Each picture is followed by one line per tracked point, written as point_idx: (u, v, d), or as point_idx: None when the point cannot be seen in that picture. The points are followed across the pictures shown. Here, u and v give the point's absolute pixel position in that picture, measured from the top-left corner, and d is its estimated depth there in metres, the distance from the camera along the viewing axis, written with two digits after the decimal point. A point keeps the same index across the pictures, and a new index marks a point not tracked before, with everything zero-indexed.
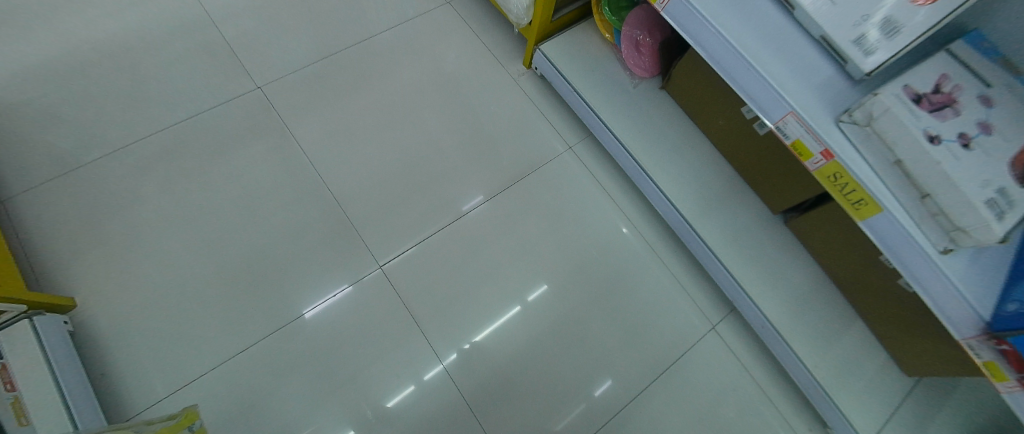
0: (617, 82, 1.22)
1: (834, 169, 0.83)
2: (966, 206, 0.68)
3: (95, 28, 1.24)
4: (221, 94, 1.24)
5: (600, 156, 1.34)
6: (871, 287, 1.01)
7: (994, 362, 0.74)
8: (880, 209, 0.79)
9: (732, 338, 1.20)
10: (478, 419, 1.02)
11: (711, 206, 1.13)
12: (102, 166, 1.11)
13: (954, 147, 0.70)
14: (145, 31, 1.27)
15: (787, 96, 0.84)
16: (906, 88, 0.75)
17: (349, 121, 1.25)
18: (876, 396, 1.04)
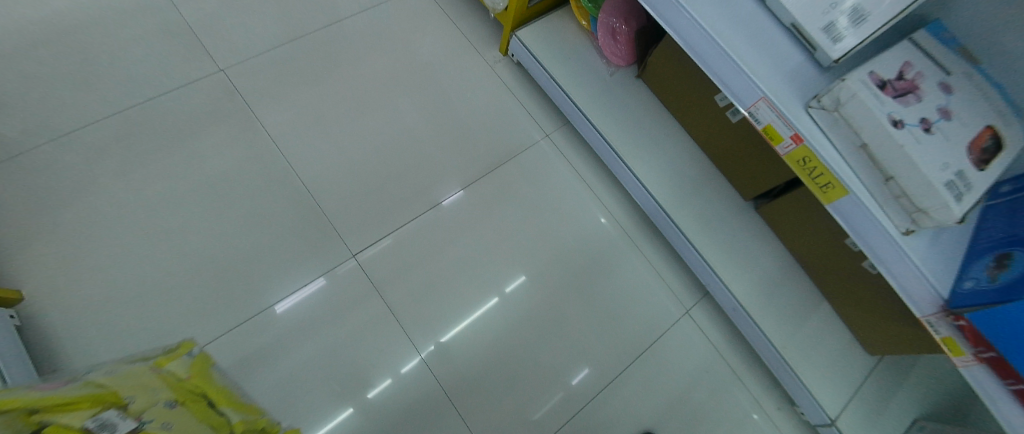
0: (595, 71, 1.28)
1: (802, 153, 0.75)
2: (929, 188, 0.63)
3: (36, 6, 1.19)
4: (179, 77, 1.22)
5: (576, 143, 1.39)
6: (833, 270, 1.03)
7: (952, 338, 0.69)
8: (847, 191, 0.72)
9: (703, 320, 1.25)
10: (457, 407, 1.06)
11: (685, 193, 1.18)
12: (48, 154, 1.07)
13: (916, 131, 0.65)
14: (95, 10, 1.23)
15: (758, 83, 0.76)
16: (872, 75, 0.69)
17: (321, 105, 1.27)
18: (844, 378, 1.07)
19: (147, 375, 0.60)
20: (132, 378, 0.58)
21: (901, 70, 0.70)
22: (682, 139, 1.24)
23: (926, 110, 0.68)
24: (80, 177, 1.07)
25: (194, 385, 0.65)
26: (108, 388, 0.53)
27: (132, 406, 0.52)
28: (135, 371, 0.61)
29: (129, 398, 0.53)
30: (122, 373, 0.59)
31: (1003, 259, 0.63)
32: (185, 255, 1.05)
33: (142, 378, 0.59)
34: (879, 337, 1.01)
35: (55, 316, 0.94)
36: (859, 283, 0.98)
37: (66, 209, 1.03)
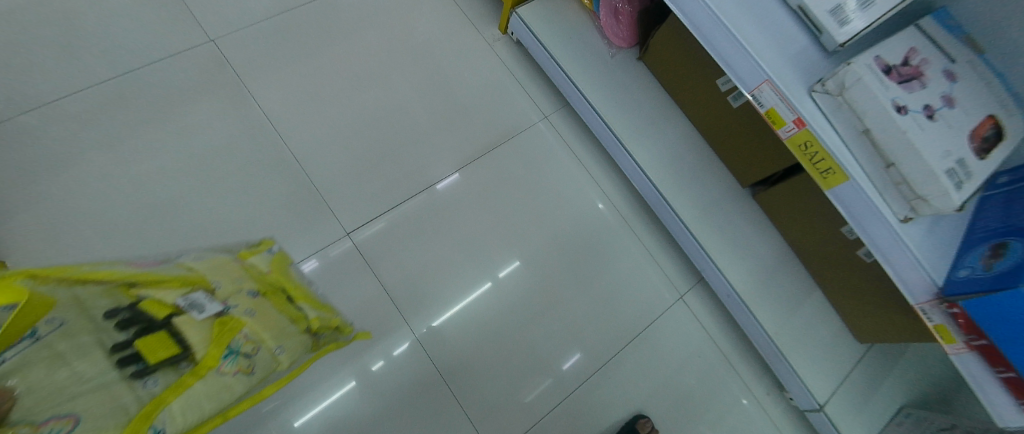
0: (595, 51, 1.26)
1: (804, 137, 0.74)
2: (929, 175, 0.62)
3: None
4: (166, 47, 1.18)
5: (574, 126, 1.37)
6: (828, 259, 1.03)
7: (944, 326, 0.71)
8: (847, 177, 0.71)
9: (697, 306, 1.26)
10: (450, 387, 1.07)
11: (683, 178, 1.17)
12: (32, 123, 1.04)
13: (919, 118, 0.64)
14: None
15: (762, 65, 0.75)
16: (878, 59, 0.67)
17: (314, 80, 1.24)
18: (834, 365, 1.08)
19: (234, 267, 0.85)
20: (223, 268, 0.83)
21: (907, 56, 0.68)
22: (682, 124, 1.23)
23: (930, 97, 0.66)
24: (65, 148, 1.04)
25: (275, 289, 0.88)
26: (199, 273, 0.77)
27: (216, 293, 0.74)
28: (228, 261, 0.87)
29: (214, 287, 0.75)
30: (212, 268, 0.80)
31: (999, 248, 0.63)
32: (175, 230, 1.04)
33: (230, 268, 0.84)
34: (870, 325, 1.02)
35: None
36: (853, 272, 0.98)
37: (51, 181, 1.01)
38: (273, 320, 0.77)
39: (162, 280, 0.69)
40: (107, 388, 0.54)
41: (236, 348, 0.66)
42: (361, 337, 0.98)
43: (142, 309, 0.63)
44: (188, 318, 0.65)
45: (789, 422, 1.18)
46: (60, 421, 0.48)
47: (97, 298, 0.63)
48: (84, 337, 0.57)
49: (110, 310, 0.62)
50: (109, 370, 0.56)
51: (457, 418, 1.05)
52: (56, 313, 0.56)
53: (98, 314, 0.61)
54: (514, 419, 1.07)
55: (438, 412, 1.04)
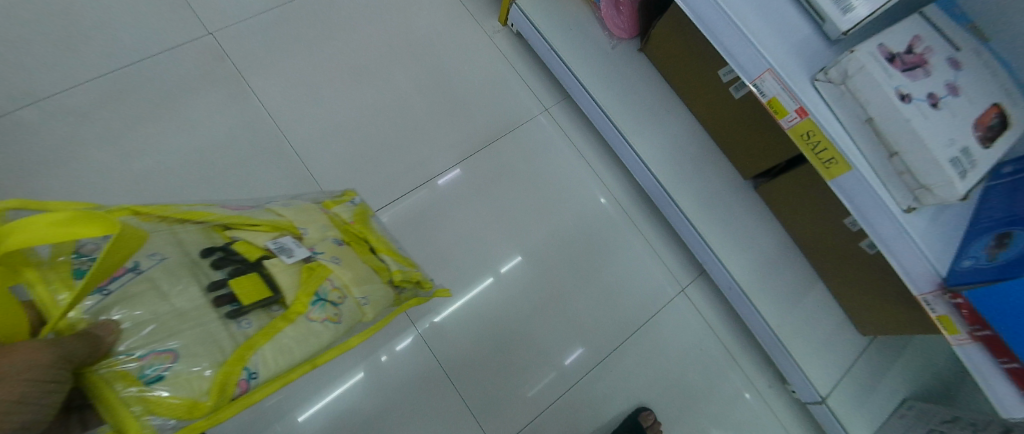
0: (595, 43, 1.25)
1: (806, 127, 0.73)
2: (933, 164, 0.61)
3: None
4: (165, 40, 1.18)
5: (575, 119, 1.37)
6: (830, 251, 1.03)
7: (947, 316, 0.69)
8: (850, 166, 0.70)
9: (698, 299, 1.25)
10: (452, 381, 1.07)
11: (684, 170, 1.17)
12: (32, 118, 1.05)
13: (923, 106, 0.63)
14: None
15: (764, 55, 0.74)
16: (881, 47, 0.66)
17: (313, 73, 1.23)
18: (836, 357, 1.07)
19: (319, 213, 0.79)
20: (308, 213, 0.76)
21: (911, 43, 0.67)
22: (683, 116, 1.22)
23: (934, 85, 0.65)
24: (66, 143, 1.05)
25: (359, 229, 0.84)
26: (285, 219, 0.72)
27: (305, 236, 0.72)
28: (313, 208, 0.80)
29: (303, 231, 0.72)
30: (300, 207, 0.77)
31: (1003, 238, 0.62)
32: None
33: (315, 214, 0.77)
34: (873, 317, 1.01)
35: None
36: (856, 264, 0.97)
37: (52, 175, 1.02)
38: (358, 265, 0.74)
39: (252, 222, 0.68)
40: (206, 325, 0.54)
41: (322, 296, 0.65)
42: (442, 295, 0.91)
43: (236, 250, 0.63)
44: (277, 261, 0.64)
45: (791, 415, 1.18)
46: (161, 356, 0.49)
47: (194, 234, 0.62)
48: (180, 272, 0.56)
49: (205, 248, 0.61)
50: (206, 307, 0.55)
51: (459, 411, 1.05)
52: (154, 247, 0.56)
53: (197, 249, 0.60)
54: (517, 413, 1.07)
55: (439, 406, 1.04)
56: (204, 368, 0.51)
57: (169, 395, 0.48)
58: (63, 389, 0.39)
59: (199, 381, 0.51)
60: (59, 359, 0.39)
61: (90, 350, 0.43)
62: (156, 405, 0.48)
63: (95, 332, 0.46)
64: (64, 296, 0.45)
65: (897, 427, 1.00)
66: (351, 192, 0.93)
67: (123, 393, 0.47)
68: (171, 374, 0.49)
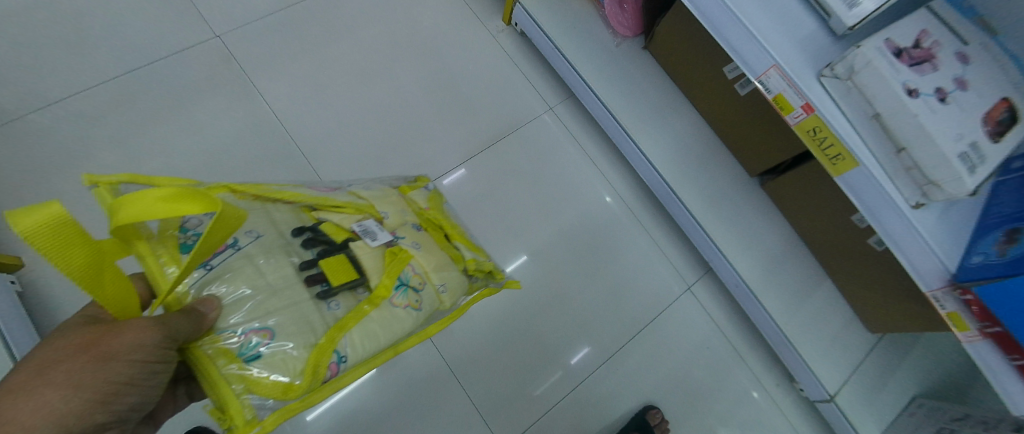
0: (600, 41, 1.25)
1: (813, 123, 0.73)
2: (942, 160, 0.61)
3: None
4: (173, 43, 1.19)
5: (580, 117, 1.37)
6: (838, 248, 1.02)
7: (957, 313, 0.69)
8: (858, 163, 0.70)
9: (704, 297, 1.25)
10: (458, 380, 1.07)
11: (690, 168, 1.16)
12: (43, 121, 1.07)
13: (931, 100, 0.62)
14: None
15: (770, 51, 0.73)
16: (888, 42, 0.65)
17: (319, 75, 1.24)
18: (844, 355, 1.07)
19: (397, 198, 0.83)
20: (388, 197, 0.81)
21: (918, 38, 0.67)
22: (688, 113, 1.21)
23: (942, 80, 0.65)
24: (76, 146, 1.07)
25: (434, 217, 0.88)
26: (367, 203, 0.77)
27: (386, 221, 0.76)
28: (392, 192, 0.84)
29: (384, 215, 0.76)
30: (382, 194, 0.81)
31: (1013, 233, 0.62)
32: None
33: (394, 199, 0.81)
34: (881, 314, 1.00)
35: (56, 284, 0.97)
36: (864, 261, 0.96)
37: (64, 177, 1.04)
38: (437, 253, 0.77)
39: (336, 204, 0.73)
40: (301, 304, 0.57)
41: (405, 282, 0.69)
42: (513, 286, 0.91)
43: (324, 231, 0.67)
44: (363, 244, 0.67)
45: (799, 414, 1.17)
46: (260, 334, 0.53)
47: (285, 214, 0.66)
48: (275, 249, 0.60)
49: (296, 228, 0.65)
50: (299, 286, 0.59)
51: (467, 410, 1.05)
52: (251, 225, 0.60)
53: (290, 229, 0.64)
54: (524, 412, 1.07)
55: (447, 404, 1.05)
56: (295, 348, 0.54)
57: (266, 373, 0.51)
58: (166, 365, 0.45)
59: (293, 362, 0.53)
60: (165, 338, 0.43)
61: (192, 328, 0.47)
62: (254, 384, 0.51)
63: (200, 308, 0.50)
64: (172, 269, 0.50)
65: (906, 425, 1.00)
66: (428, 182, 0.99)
67: (224, 371, 0.50)
68: (268, 352, 0.52)
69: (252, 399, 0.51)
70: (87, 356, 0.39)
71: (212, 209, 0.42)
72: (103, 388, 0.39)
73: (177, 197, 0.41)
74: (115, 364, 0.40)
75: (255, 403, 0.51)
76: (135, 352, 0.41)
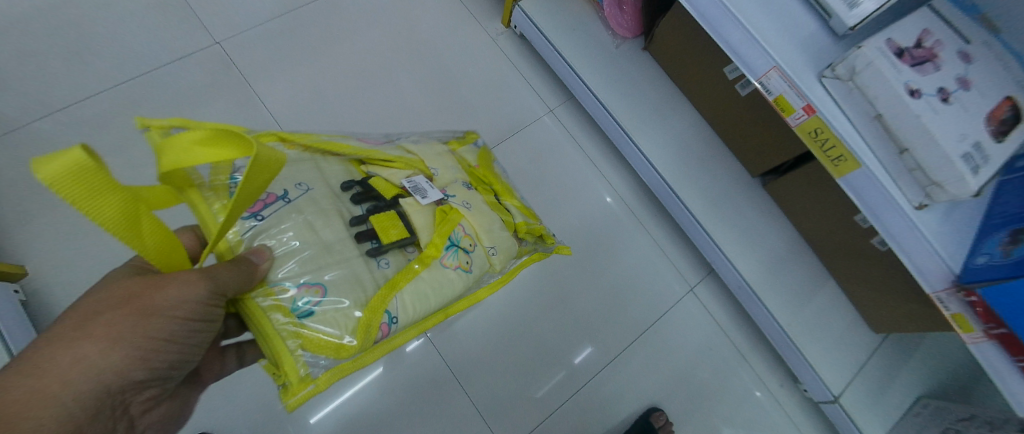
0: (599, 43, 1.24)
1: (814, 124, 0.72)
2: (945, 161, 0.60)
3: None
4: (172, 50, 1.19)
5: (580, 119, 1.36)
6: (840, 248, 1.02)
7: (961, 315, 0.68)
8: (860, 164, 0.69)
9: (707, 298, 1.24)
10: (460, 383, 1.07)
11: (691, 169, 1.16)
12: (44, 129, 1.07)
13: (933, 101, 0.62)
14: None
15: (770, 52, 0.73)
16: (890, 42, 0.65)
17: (318, 80, 1.24)
18: (848, 356, 1.06)
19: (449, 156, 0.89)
20: (440, 155, 0.87)
21: (920, 37, 0.67)
22: (689, 114, 1.21)
23: (944, 80, 0.64)
24: None
25: (482, 176, 0.95)
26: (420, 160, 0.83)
27: (437, 179, 0.82)
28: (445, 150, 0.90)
29: (435, 173, 0.82)
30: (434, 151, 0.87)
31: (1017, 233, 0.61)
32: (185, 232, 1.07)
33: (445, 157, 0.87)
34: (885, 314, 1.00)
35: (58, 292, 0.98)
36: (867, 261, 0.96)
37: None
38: (487, 214, 0.82)
39: (388, 161, 0.79)
40: (351, 261, 0.63)
41: (455, 242, 0.74)
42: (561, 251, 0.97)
43: (375, 188, 0.73)
44: (411, 201, 0.73)
45: (803, 415, 1.17)
46: (314, 290, 0.59)
47: (336, 169, 0.73)
48: (324, 204, 0.65)
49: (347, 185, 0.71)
50: (349, 243, 0.65)
51: (469, 413, 1.05)
52: (301, 179, 0.66)
53: (343, 187, 0.71)
54: (527, 414, 1.07)
55: (450, 408, 1.05)
56: (346, 306, 0.60)
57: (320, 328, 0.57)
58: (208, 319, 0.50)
59: (344, 318, 0.59)
60: (211, 292, 0.49)
61: (241, 280, 0.52)
62: (308, 341, 0.56)
63: (252, 257, 0.55)
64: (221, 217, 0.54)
65: (911, 426, 0.99)
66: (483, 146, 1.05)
67: (278, 325, 0.56)
68: (320, 309, 0.58)
69: (306, 353, 0.57)
70: (130, 310, 0.45)
71: (245, 151, 0.46)
72: (142, 342, 0.45)
73: (215, 140, 0.45)
74: (153, 320, 0.46)
75: (309, 358, 0.57)
76: (174, 309, 0.47)
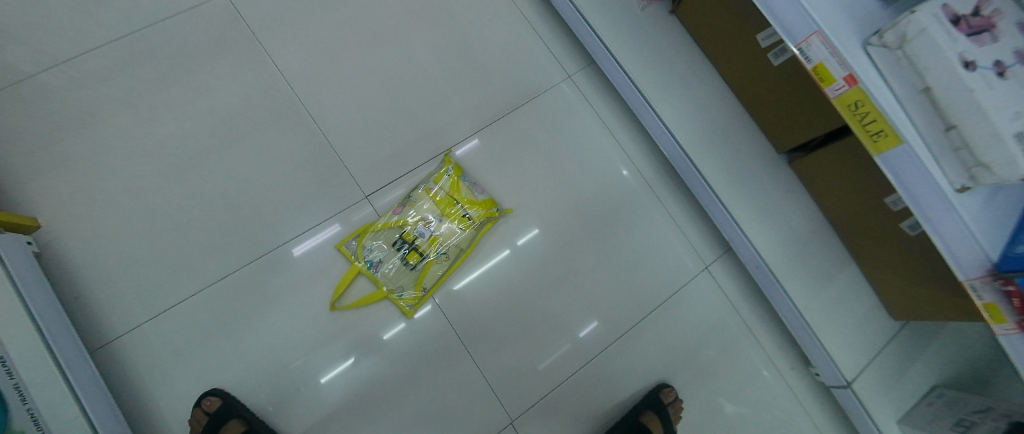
0: (624, 4, 1.17)
1: (854, 96, 0.64)
2: (995, 140, 0.52)
3: None
4: (179, 2, 1.15)
5: (599, 87, 1.31)
6: (867, 231, 0.97)
7: (994, 304, 0.62)
8: (900, 140, 0.62)
9: (721, 277, 1.22)
10: (468, 351, 1.08)
11: (714, 143, 1.11)
12: (53, 81, 1.06)
13: (989, 75, 0.53)
14: None
15: (812, 14, 0.65)
16: (945, 8, 0.56)
17: (329, 38, 1.20)
18: (864, 342, 1.04)
19: (428, 198, 1.12)
20: (424, 200, 1.11)
21: (978, 5, 0.57)
22: (716, 84, 1.15)
23: (1001, 53, 0.56)
24: (87, 108, 1.06)
25: (447, 197, 1.12)
26: (413, 210, 1.11)
27: (426, 217, 1.10)
28: (423, 194, 1.12)
29: (425, 216, 1.10)
30: (405, 201, 1.11)
31: None
32: (196, 191, 1.06)
33: (427, 198, 1.12)
34: (909, 301, 0.97)
35: (73, 245, 0.99)
36: (896, 245, 0.91)
37: (78, 140, 1.05)
38: (457, 229, 1.10)
39: (392, 222, 1.10)
40: (399, 283, 1.06)
41: (443, 254, 1.09)
42: (507, 212, 1.14)
43: (393, 242, 1.08)
44: (419, 238, 1.09)
45: (812, 397, 1.16)
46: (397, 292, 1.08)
47: (369, 238, 1.08)
48: (377, 259, 1.07)
49: (378, 247, 1.08)
50: (394, 279, 1.07)
51: (476, 381, 1.06)
52: (370, 243, 1.08)
53: (385, 247, 1.08)
54: (533, 384, 1.08)
55: (456, 375, 1.06)
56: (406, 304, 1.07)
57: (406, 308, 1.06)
58: None
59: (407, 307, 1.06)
60: None
61: None
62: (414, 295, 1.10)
63: None
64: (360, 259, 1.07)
65: (924, 414, 0.97)
66: (448, 158, 1.14)
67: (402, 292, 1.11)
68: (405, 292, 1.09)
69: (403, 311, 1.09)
70: None
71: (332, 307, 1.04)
72: None
73: None
74: None
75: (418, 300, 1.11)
76: None
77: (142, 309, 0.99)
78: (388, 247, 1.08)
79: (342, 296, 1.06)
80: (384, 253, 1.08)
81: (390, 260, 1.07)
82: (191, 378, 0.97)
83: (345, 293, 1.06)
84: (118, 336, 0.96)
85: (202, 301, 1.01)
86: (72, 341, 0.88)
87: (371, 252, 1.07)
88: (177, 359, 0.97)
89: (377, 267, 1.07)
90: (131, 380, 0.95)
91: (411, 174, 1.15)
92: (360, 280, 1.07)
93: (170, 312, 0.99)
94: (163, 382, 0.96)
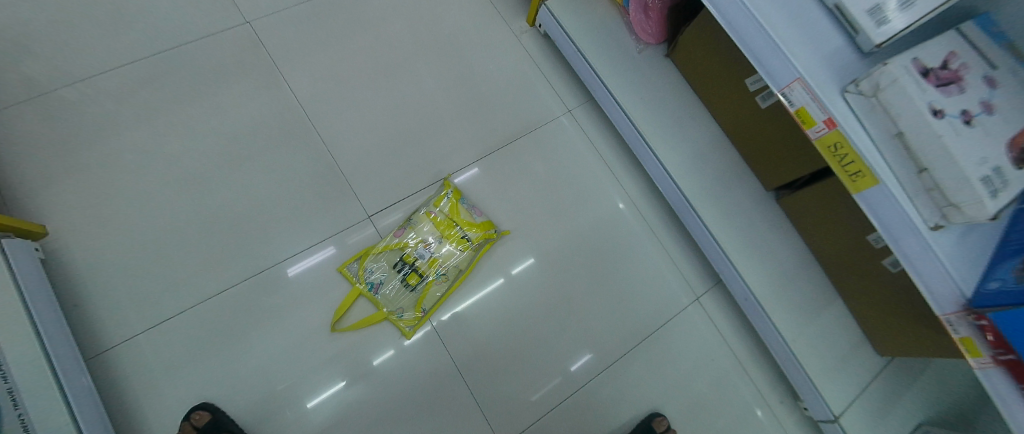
0: (621, 46, 1.25)
1: (834, 138, 0.68)
2: (963, 182, 0.56)
3: None
4: (204, 27, 1.22)
5: (597, 122, 1.37)
6: (851, 267, 1.01)
7: (970, 338, 0.64)
8: (877, 180, 0.65)
9: (712, 308, 1.24)
10: (462, 374, 1.08)
11: (704, 178, 1.16)
12: (71, 96, 1.10)
13: (956, 122, 0.58)
14: None
15: (794, 62, 0.69)
16: (915, 61, 0.61)
17: (342, 65, 1.26)
18: (851, 376, 1.06)
19: (428, 220, 1.15)
20: (425, 223, 1.15)
21: (945, 59, 0.62)
22: (706, 122, 1.21)
23: (969, 102, 0.60)
24: (104, 122, 1.10)
25: (446, 219, 1.15)
26: (413, 232, 1.14)
27: (426, 238, 1.14)
28: (425, 216, 1.15)
29: (425, 238, 1.14)
30: (404, 224, 1.15)
31: None
32: (202, 206, 1.09)
33: (426, 221, 1.15)
34: (891, 336, 0.99)
35: (76, 254, 1.00)
36: (877, 281, 0.95)
37: (91, 151, 1.08)
38: (456, 251, 1.14)
39: (393, 244, 1.12)
40: (398, 305, 1.09)
41: (441, 274, 1.12)
42: (506, 232, 1.16)
43: (393, 265, 1.11)
44: (419, 260, 1.12)
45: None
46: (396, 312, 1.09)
47: (371, 261, 1.10)
48: (378, 282, 1.09)
49: (380, 270, 1.10)
50: (394, 300, 1.09)
51: (468, 407, 1.06)
52: (372, 265, 1.10)
53: (387, 269, 1.11)
54: (525, 412, 1.08)
55: (450, 399, 1.06)
56: (406, 324, 1.08)
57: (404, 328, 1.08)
58: None
59: (406, 329, 1.07)
60: None
61: None
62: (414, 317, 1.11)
63: None
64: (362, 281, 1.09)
65: None
66: (446, 182, 1.18)
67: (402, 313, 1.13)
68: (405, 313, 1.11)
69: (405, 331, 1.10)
70: None
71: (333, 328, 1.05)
72: None
73: None
74: None
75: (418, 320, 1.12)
76: None
77: (139, 320, 0.99)
78: (388, 269, 1.11)
79: (343, 317, 1.07)
80: (384, 274, 1.10)
81: (390, 282, 1.10)
82: (180, 393, 0.96)
83: (346, 314, 1.07)
84: (112, 347, 0.96)
85: (199, 314, 1.01)
86: (70, 349, 0.88)
87: (372, 273, 1.10)
88: (169, 373, 0.97)
89: (378, 288, 1.09)
90: (122, 392, 0.94)
91: (414, 197, 1.19)
92: (360, 301, 1.09)
93: (166, 324, 0.99)
94: (153, 395, 0.95)
